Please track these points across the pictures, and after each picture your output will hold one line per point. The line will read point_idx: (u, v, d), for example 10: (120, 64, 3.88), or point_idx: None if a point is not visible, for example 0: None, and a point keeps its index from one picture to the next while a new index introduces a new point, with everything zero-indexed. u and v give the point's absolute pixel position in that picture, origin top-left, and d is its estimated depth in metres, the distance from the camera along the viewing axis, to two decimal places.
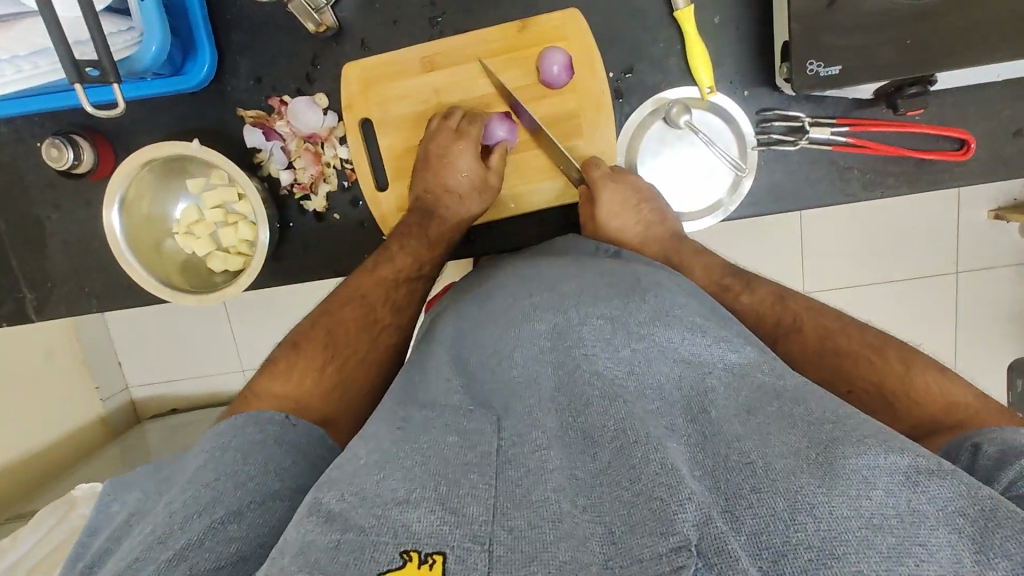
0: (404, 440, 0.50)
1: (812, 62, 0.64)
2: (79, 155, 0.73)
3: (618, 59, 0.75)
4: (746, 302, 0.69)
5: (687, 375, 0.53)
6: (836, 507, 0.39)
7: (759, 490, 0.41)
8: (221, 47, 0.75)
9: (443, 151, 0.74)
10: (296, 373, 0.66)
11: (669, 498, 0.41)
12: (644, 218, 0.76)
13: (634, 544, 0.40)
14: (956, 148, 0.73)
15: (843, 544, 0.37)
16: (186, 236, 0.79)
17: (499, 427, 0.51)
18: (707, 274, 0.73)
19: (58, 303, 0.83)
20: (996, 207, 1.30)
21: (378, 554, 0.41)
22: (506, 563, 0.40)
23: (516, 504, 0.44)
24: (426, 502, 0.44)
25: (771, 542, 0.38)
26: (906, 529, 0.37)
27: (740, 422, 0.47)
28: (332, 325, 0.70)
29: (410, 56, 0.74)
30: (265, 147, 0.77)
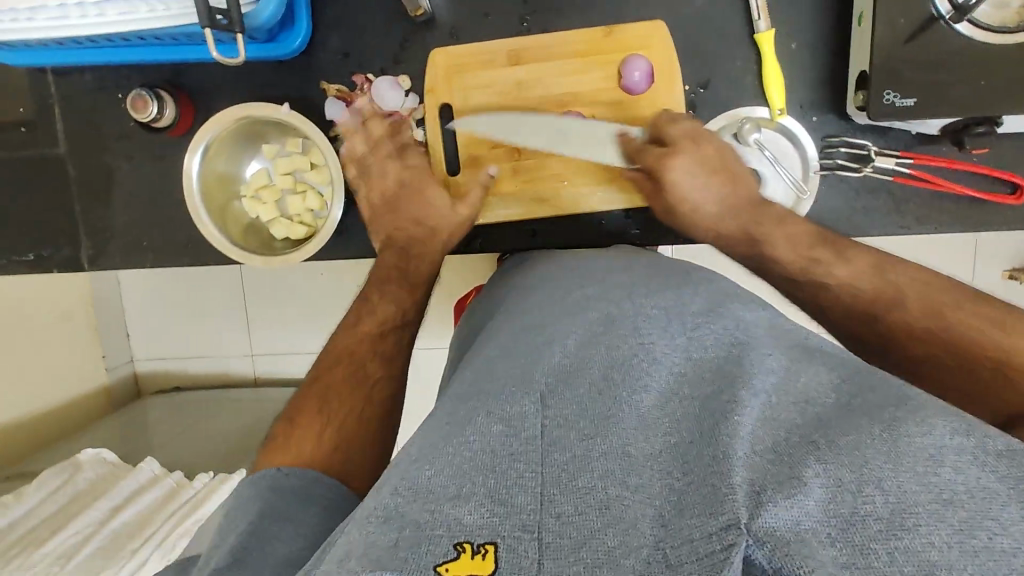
0: (448, 436, 0.49)
1: (889, 92, 0.67)
2: (163, 108, 0.75)
3: (695, 74, 0.78)
4: (841, 275, 0.62)
5: (742, 355, 0.51)
6: (904, 482, 0.38)
7: (824, 460, 0.40)
8: (315, 20, 0.77)
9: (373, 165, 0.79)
10: (304, 429, 0.63)
11: (720, 483, 0.41)
12: (726, 195, 0.71)
13: (684, 525, 0.40)
14: (1009, 191, 0.76)
15: (913, 516, 0.36)
16: (253, 200, 0.80)
17: (543, 407, 0.50)
18: (791, 247, 0.65)
19: (113, 254, 0.83)
20: (1010, 266, 1.33)
21: (434, 547, 0.41)
22: (555, 551, 0.40)
23: (563, 490, 0.44)
24: (476, 496, 0.44)
25: (838, 511, 0.38)
26: (976, 504, 0.37)
27: (798, 406, 0.46)
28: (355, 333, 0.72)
29: (497, 48, 0.76)
30: (344, 122, 0.79)
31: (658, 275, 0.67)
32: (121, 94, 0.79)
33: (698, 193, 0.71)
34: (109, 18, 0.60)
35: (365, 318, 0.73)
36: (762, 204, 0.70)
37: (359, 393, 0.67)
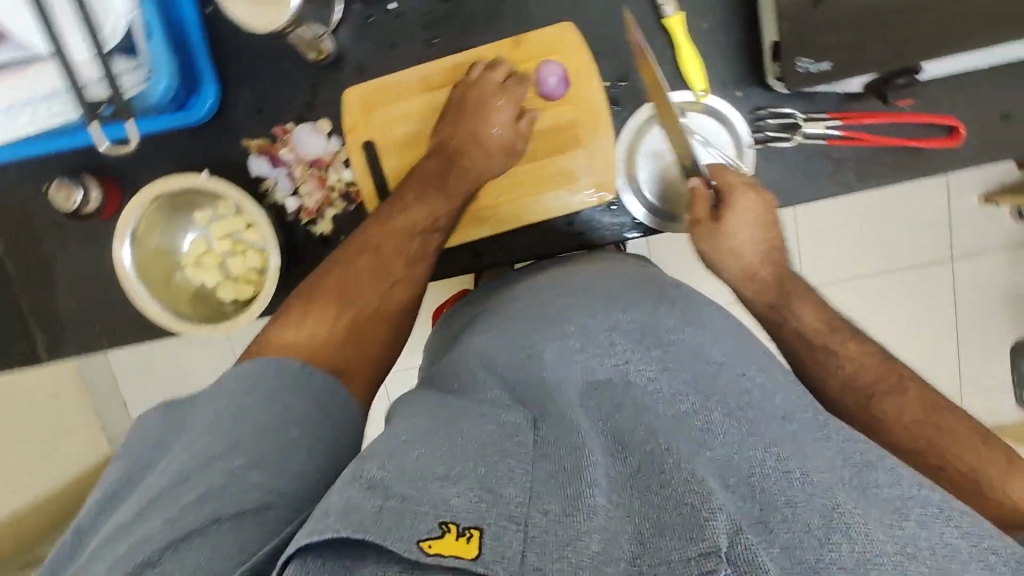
0: (444, 426, 0.49)
1: (801, 60, 0.66)
2: (87, 193, 0.75)
3: (611, 69, 0.77)
4: (852, 349, 0.64)
5: (720, 378, 0.52)
6: (872, 531, 0.40)
7: (795, 502, 0.42)
8: (223, 78, 0.76)
9: (483, 100, 0.73)
10: (304, 338, 0.64)
11: (699, 505, 0.41)
12: (769, 239, 0.70)
13: (663, 546, 0.40)
14: (945, 135, 0.75)
15: (876, 566, 0.38)
16: (195, 266, 0.80)
17: (535, 424, 0.49)
18: (818, 316, 0.67)
19: (69, 342, 0.83)
20: (986, 191, 1.32)
21: (417, 522, 0.40)
22: (539, 547, 0.40)
23: (550, 490, 0.44)
24: (464, 480, 0.43)
25: (804, 557, 0.39)
26: (938, 560, 0.39)
27: (778, 429, 0.48)
28: (343, 275, 0.69)
29: (409, 78, 0.76)
30: (271, 175, 0.79)
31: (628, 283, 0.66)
32: (45, 184, 0.79)
33: (747, 231, 0.69)
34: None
35: (397, 218, 0.72)
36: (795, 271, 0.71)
37: (359, 334, 0.67)
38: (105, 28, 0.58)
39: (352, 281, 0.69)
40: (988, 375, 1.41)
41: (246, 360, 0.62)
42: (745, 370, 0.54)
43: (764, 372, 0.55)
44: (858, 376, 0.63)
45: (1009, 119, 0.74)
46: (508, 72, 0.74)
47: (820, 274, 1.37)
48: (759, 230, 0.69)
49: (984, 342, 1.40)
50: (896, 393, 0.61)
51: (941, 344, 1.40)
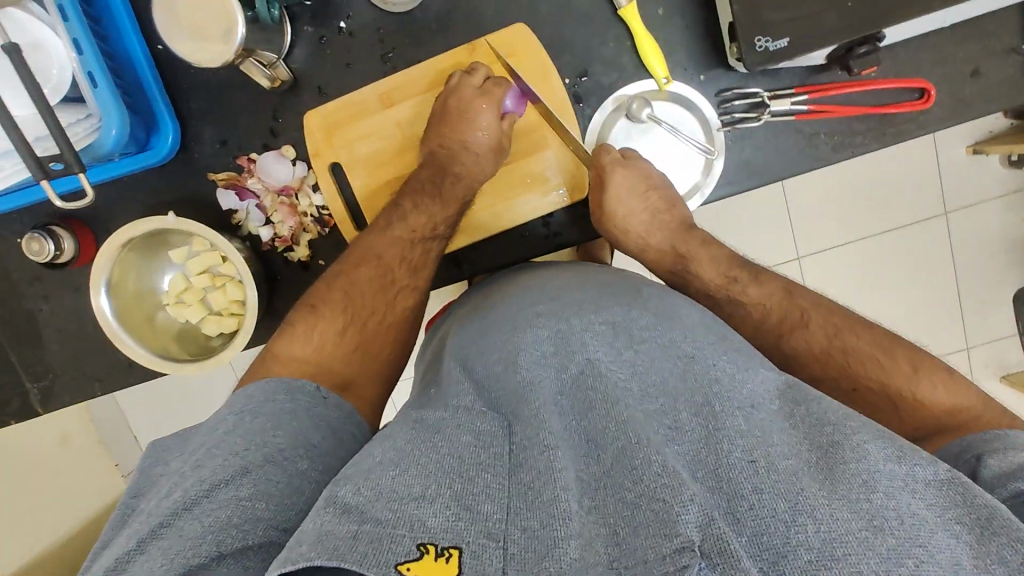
0: (418, 439, 0.51)
1: (760, 39, 0.65)
2: (59, 244, 0.74)
3: (571, 65, 0.76)
4: (753, 294, 0.71)
5: (689, 375, 0.52)
6: (836, 510, 0.40)
7: (760, 487, 0.42)
8: (183, 116, 0.76)
9: (464, 106, 0.72)
10: (303, 345, 0.68)
11: (671, 500, 0.41)
12: (651, 205, 0.76)
13: (638, 544, 0.41)
14: (917, 97, 0.74)
15: (843, 545, 0.38)
16: (177, 304, 0.80)
17: (510, 432, 0.51)
18: (715, 267, 0.74)
19: (61, 393, 0.83)
20: (973, 141, 1.30)
21: (395, 546, 0.42)
22: (519, 562, 0.42)
23: (529, 505, 0.45)
24: (442, 499, 0.45)
25: (771, 543, 0.39)
26: (906, 531, 0.38)
27: (743, 418, 0.47)
28: (348, 287, 0.71)
29: (368, 94, 0.74)
30: (241, 207, 0.78)
31: (601, 289, 0.66)
32: (18, 239, 0.79)
33: (630, 203, 0.75)
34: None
35: (397, 223, 0.73)
36: (690, 227, 0.77)
37: (356, 356, 0.70)
38: (50, 80, 0.59)
39: (355, 291, 0.71)
40: (993, 326, 1.39)
41: (253, 379, 0.65)
42: (718, 361, 0.53)
43: (733, 363, 0.54)
44: (766, 319, 0.69)
45: (979, 75, 0.73)
46: (486, 73, 0.73)
47: (813, 242, 1.36)
48: (639, 197, 0.74)
49: (985, 293, 1.38)
50: (799, 328, 0.66)
51: (941, 300, 1.39)
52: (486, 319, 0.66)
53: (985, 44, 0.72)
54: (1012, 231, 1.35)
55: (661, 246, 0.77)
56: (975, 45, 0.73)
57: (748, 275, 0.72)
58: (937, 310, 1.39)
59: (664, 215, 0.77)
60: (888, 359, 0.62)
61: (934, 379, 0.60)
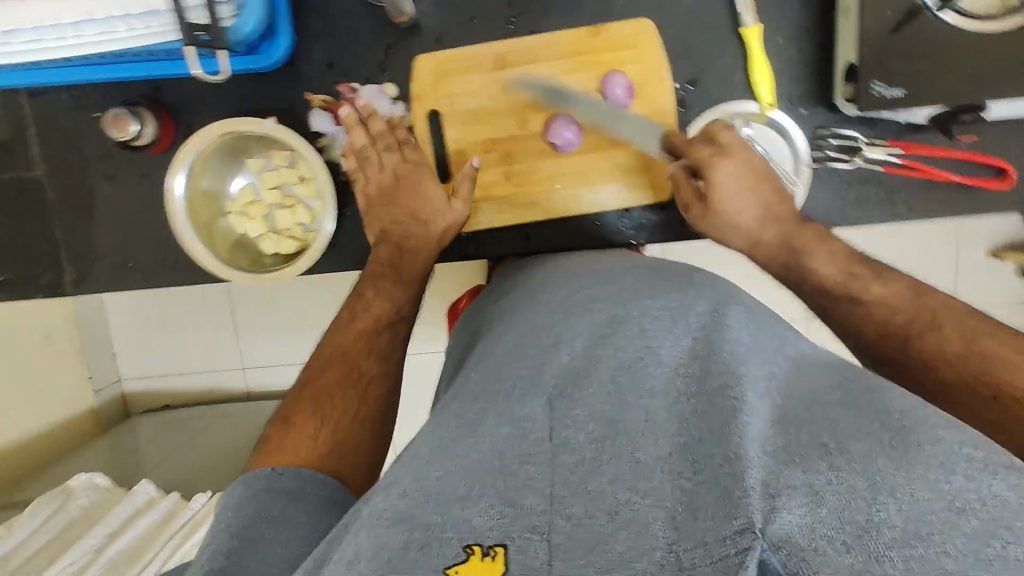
0: (459, 437, 0.51)
1: (877, 84, 0.67)
2: (143, 126, 0.73)
3: (684, 71, 0.78)
4: (876, 292, 0.64)
5: (748, 352, 0.51)
6: (917, 490, 0.40)
7: (835, 468, 0.41)
8: (297, 29, 0.76)
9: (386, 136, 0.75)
10: (302, 433, 0.64)
11: (733, 486, 0.41)
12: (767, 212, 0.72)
13: (697, 528, 0.42)
14: (997, 176, 0.77)
15: (926, 525, 0.38)
16: (241, 215, 0.79)
17: (551, 409, 0.51)
18: (832, 262, 0.67)
19: (99, 277, 0.81)
20: (991, 247, 1.36)
21: (445, 550, 0.46)
22: (564, 552, 0.45)
23: (573, 491, 0.47)
24: (486, 498, 0.48)
25: (853, 518, 0.39)
26: (990, 512, 0.39)
27: (806, 408, 0.47)
28: (319, 388, 0.68)
29: (483, 52, 0.75)
30: (330, 132, 0.78)
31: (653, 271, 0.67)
32: (97, 112, 0.77)
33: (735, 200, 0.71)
34: (86, 39, 0.60)
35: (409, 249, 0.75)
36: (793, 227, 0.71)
37: (351, 393, 0.68)
38: None
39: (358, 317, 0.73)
40: None
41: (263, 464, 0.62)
42: (785, 355, 0.53)
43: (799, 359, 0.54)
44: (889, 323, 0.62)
45: None
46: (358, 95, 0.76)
47: None
48: (757, 184, 0.71)
49: None
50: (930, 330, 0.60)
51: None
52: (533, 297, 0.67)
53: None
54: None
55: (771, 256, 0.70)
56: None
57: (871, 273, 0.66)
58: None
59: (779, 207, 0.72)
60: None
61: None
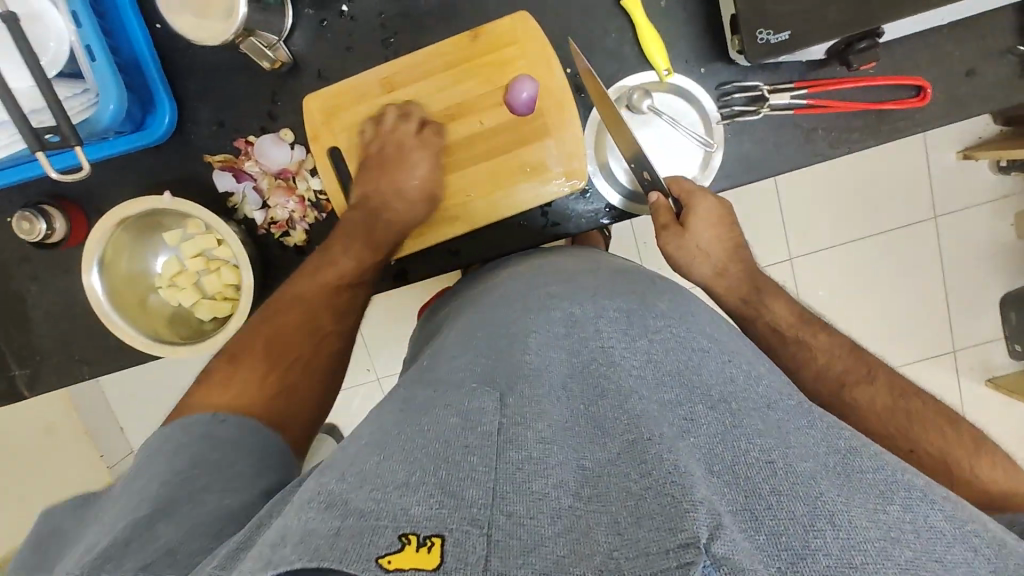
0: (405, 421, 0.50)
1: (761, 31, 0.65)
2: (50, 223, 0.73)
3: (574, 55, 0.76)
4: (821, 340, 0.70)
5: (704, 367, 0.52)
6: (856, 518, 0.40)
7: (778, 491, 0.41)
8: (181, 95, 0.75)
9: (398, 151, 0.73)
10: (248, 371, 0.66)
11: (681, 498, 0.39)
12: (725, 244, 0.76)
13: (641, 537, 0.38)
14: (913, 95, 0.75)
15: (861, 553, 0.38)
16: (171, 288, 0.79)
17: (502, 404, 0.49)
18: (788, 309, 0.73)
19: (49, 375, 0.81)
20: (963, 147, 1.32)
21: (377, 538, 0.38)
22: (503, 550, 0.38)
23: (516, 489, 0.42)
24: (424, 487, 0.42)
25: (789, 544, 0.38)
26: (923, 545, 0.39)
27: (760, 418, 0.47)
28: (273, 334, 0.69)
29: (368, 79, 0.74)
30: (238, 190, 0.77)
31: (617, 277, 0.67)
32: (8, 217, 0.77)
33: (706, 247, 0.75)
34: None
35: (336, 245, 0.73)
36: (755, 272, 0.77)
37: (305, 380, 0.68)
38: (47, 53, 0.58)
39: (277, 322, 0.70)
40: (978, 329, 1.42)
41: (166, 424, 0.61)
42: (731, 358, 0.55)
43: (759, 369, 0.55)
44: (830, 366, 0.68)
45: (974, 75, 0.74)
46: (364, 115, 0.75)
47: (805, 243, 1.37)
48: (724, 226, 0.75)
49: (971, 297, 1.40)
50: (863, 382, 0.66)
51: (926, 303, 1.40)
52: (484, 305, 0.67)
53: (981, 45, 0.73)
54: (999, 237, 1.37)
55: (731, 290, 0.75)
56: (971, 45, 0.74)
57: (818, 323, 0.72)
58: (921, 312, 1.41)
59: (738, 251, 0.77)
60: (951, 429, 0.62)
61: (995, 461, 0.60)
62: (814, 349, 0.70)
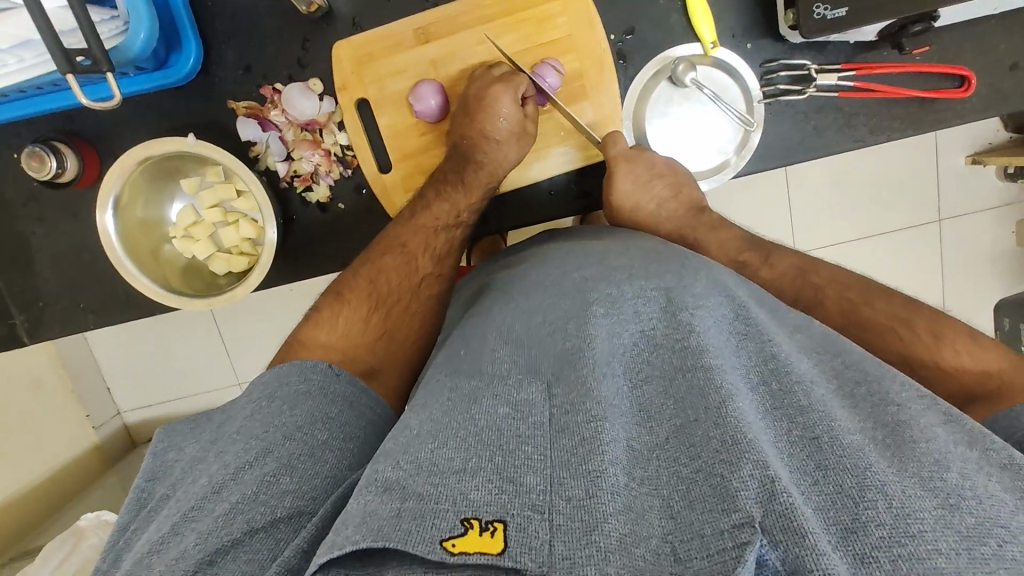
0: (455, 410, 0.48)
1: (819, 6, 0.64)
2: (62, 162, 0.70)
3: (618, 21, 0.73)
4: (765, 276, 0.71)
5: (744, 350, 0.50)
6: (908, 488, 0.39)
7: (824, 464, 0.41)
8: (206, 36, 0.72)
9: (482, 94, 0.70)
10: (353, 308, 0.67)
11: (730, 476, 0.40)
12: (655, 196, 0.76)
13: (695, 520, 0.39)
14: (957, 85, 0.74)
15: (917, 522, 0.36)
16: (185, 239, 0.76)
17: (551, 395, 0.48)
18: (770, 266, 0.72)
19: (52, 324, 0.78)
20: (973, 152, 1.32)
21: (439, 521, 0.39)
22: (566, 534, 0.39)
23: (572, 472, 0.42)
24: (482, 472, 0.42)
25: (839, 518, 0.38)
26: (985, 511, 0.38)
27: (804, 392, 0.46)
28: (375, 274, 0.69)
29: (402, 28, 0.71)
30: (262, 139, 0.74)
31: (647, 254, 0.65)
32: (16, 153, 0.74)
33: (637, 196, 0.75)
34: None
35: (420, 213, 0.71)
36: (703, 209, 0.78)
37: (404, 316, 0.69)
38: None
39: (380, 280, 0.69)
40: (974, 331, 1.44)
41: (281, 361, 0.61)
42: (772, 336, 0.52)
43: (788, 335, 0.54)
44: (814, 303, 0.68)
45: (1018, 69, 0.73)
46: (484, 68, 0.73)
47: (817, 236, 1.37)
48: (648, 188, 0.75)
49: (971, 298, 1.42)
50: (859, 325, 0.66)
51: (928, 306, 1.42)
52: (521, 286, 0.64)
53: None
54: (1001, 244, 1.39)
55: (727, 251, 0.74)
56: (1018, 38, 0.73)
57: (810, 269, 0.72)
58: None
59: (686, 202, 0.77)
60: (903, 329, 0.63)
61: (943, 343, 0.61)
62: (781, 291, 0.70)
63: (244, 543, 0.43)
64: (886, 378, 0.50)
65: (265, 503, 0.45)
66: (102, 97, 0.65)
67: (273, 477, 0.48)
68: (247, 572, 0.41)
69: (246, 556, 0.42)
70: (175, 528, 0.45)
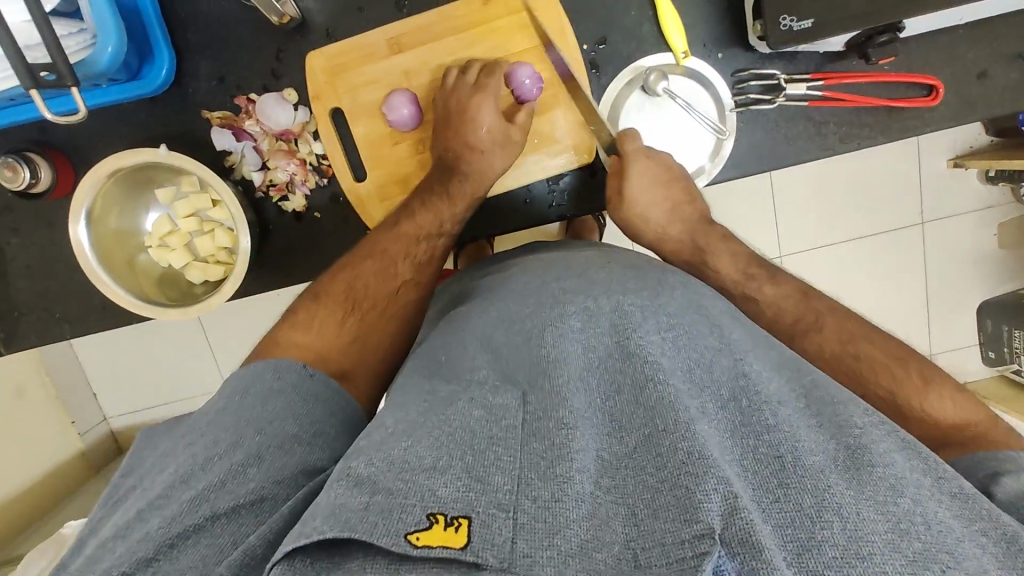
0: (430, 411, 0.48)
1: (785, 17, 0.65)
2: (35, 172, 0.70)
3: (591, 31, 0.74)
4: (769, 292, 0.71)
5: (715, 364, 0.50)
6: (862, 510, 0.40)
7: (786, 481, 0.41)
8: (180, 46, 0.72)
9: (464, 107, 0.72)
10: (331, 309, 0.67)
11: (692, 488, 0.40)
12: (671, 197, 0.77)
13: (657, 528, 0.40)
14: (925, 94, 0.75)
15: (868, 544, 0.38)
16: (160, 248, 0.76)
17: (524, 401, 0.49)
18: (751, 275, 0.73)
19: (27, 333, 0.78)
20: (953, 156, 1.34)
21: (405, 516, 0.39)
22: (529, 532, 0.39)
23: (542, 477, 0.43)
24: (453, 470, 0.42)
25: (795, 536, 0.38)
26: (933, 537, 0.39)
27: (772, 410, 0.46)
28: (354, 278, 0.69)
29: (376, 39, 0.71)
30: (237, 149, 0.75)
31: (628, 269, 0.66)
32: None
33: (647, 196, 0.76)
34: None
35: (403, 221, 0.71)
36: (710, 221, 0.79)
37: (382, 324, 0.69)
38: None
39: (358, 284, 0.69)
40: (955, 334, 1.46)
41: (253, 360, 0.62)
42: (744, 354, 0.52)
43: (760, 351, 0.54)
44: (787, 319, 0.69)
45: (985, 79, 0.74)
46: (479, 68, 0.72)
47: (799, 240, 1.38)
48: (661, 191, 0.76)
49: (952, 301, 1.44)
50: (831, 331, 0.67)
51: (909, 309, 1.43)
52: (494, 297, 0.65)
53: (994, 47, 0.74)
54: (984, 246, 1.40)
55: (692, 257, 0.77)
56: (985, 48, 0.74)
57: (790, 282, 0.73)
58: (903, 317, 1.44)
59: (685, 207, 0.78)
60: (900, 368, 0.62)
61: (940, 393, 0.60)
62: (770, 305, 0.70)
63: (206, 528, 0.44)
64: (852, 402, 0.51)
65: (230, 490, 0.46)
66: (72, 108, 0.65)
67: (241, 467, 0.48)
68: (208, 555, 0.43)
69: (207, 541, 0.44)
70: (140, 514, 0.46)
